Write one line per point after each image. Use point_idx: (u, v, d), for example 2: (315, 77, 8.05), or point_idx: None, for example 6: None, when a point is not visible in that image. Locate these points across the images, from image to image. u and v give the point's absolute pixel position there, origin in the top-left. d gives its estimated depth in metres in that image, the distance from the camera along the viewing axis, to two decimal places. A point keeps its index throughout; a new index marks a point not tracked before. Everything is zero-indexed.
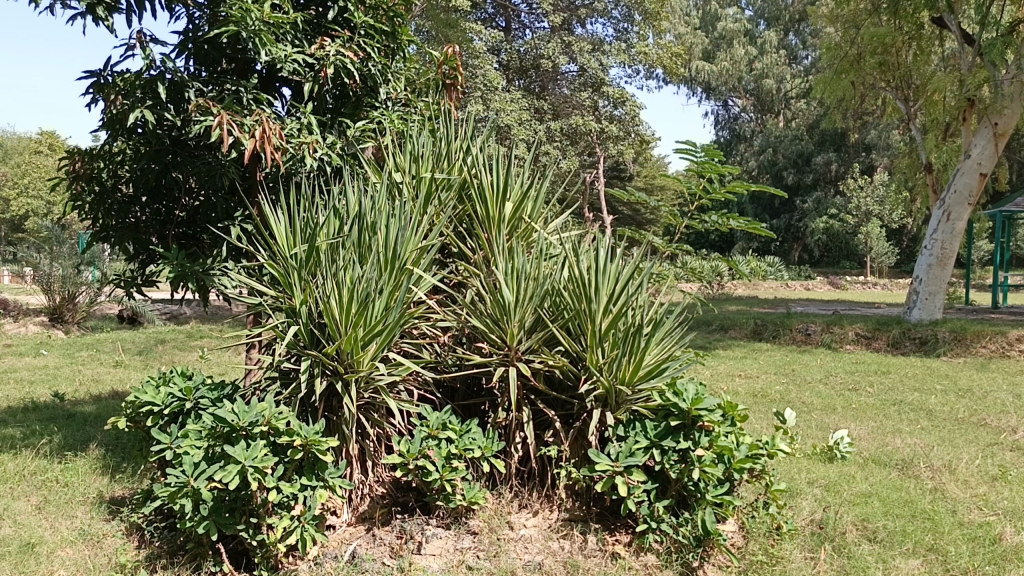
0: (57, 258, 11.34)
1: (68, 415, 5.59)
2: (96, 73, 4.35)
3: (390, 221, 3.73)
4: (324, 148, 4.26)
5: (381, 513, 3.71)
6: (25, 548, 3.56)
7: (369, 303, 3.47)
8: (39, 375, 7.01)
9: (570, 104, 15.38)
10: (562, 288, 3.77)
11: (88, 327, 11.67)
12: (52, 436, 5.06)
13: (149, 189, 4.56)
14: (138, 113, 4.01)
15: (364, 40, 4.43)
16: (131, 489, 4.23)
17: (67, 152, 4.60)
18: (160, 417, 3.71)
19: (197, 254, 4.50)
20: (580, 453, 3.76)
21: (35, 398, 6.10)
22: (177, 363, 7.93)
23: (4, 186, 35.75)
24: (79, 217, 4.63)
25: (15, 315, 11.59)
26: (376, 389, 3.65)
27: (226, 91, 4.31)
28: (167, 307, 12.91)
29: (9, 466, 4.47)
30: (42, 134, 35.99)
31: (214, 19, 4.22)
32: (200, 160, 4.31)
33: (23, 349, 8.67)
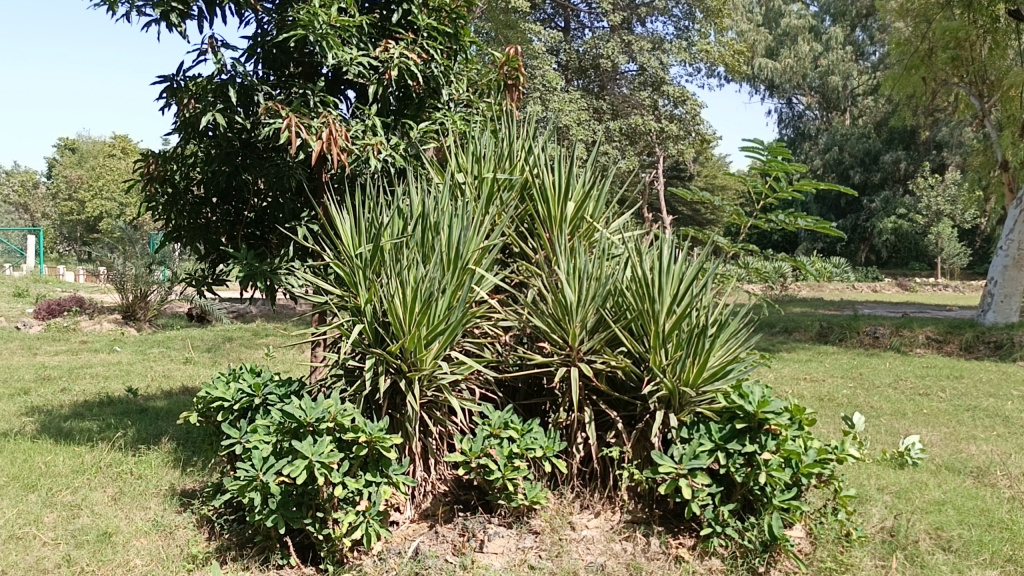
0: (130, 258, 11.76)
1: (141, 410, 5.76)
2: (170, 78, 4.48)
3: (453, 221, 3.76)
4: (388, 149, 4.30)
5: (443, 511, 3.73)
6: (103, 537, 3.68)
7: (432, 301, 3.52)
8: (113, 371, 7.24)
9: (629, 103, 15.22)
10: (625, 289, 3.75)
11: (160, 324, 11.99)
12: (127, 429, 5.22)
13: (220, 191, 4.67)
14: (210, 116, 4.14)
15: (428, 42, 4.45)
16: (202, 482, 4.33)
17: (141, 154, 4.76)
18: (231, 412, 3.85)
19: (265, 253, 4.59)
20: (643, 455, 3.72)
21: (110, 392, 6.30)
22: (244, 361, 8.09)
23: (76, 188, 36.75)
24: (153, 218, 4.80)
25: (90, 313, 11.92)
26: (438, 388, 3.69)
27: (294, 94, 4.38)
28: (234, 305, 13.22)
29: (86, 458, 4.63)
30: (116, 139, 37.27)
31: (282, 24, 4.30)
32: (268, 162, 4.39)
33: (98, 346, 8.96)
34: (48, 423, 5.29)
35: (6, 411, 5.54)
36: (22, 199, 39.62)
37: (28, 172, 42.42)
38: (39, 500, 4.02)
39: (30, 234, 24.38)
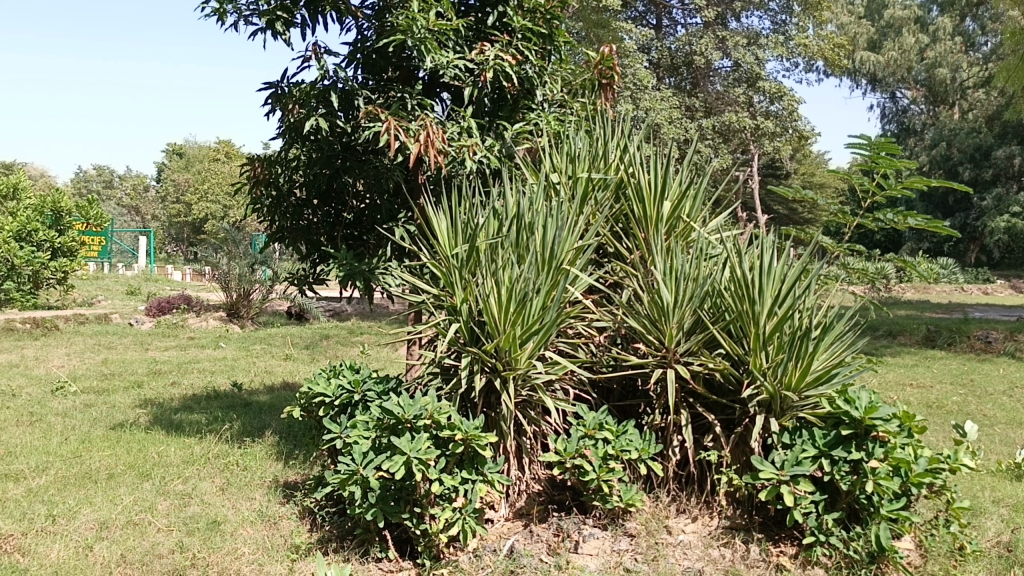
0: (234, 258, 12.25)
1: (246, 404, 5.99)
2: (275, 85, 4.65)
3: (548, 221, 3.76)
4: (484, 151, 4.34)
5: (538, 510, 3.74)
6: (213, 525, 3.84)
7: (527, 301, 3.54)
8: (219, 366, 7.57)
9: (723, 101, 14.97)
10: (723, 290, 3.68)
11: (261, 321, 12.44)
12: (233, 422, 5.44)
13: (320, 193, 4.80)
14: (313, 121, 4.27)
15: (522, 44, 4.47)
16: (303, 475, 4.48)
17: (248, 158, 4.94)
18: (332, 408, 3.95)
19: (363, 253, 4.68)
20: (742, 461, 3.64)
21: (217, 387, 6.58)
22: (340, 358, 8.31)
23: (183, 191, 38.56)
24: (258, 219, 4.99)
25: (197, 310, 12.47)
26: (532, 387, 3.71)
27: (392, 98, 4.47)
28: (331, 304, 13.62)
29: (196, 449, 4.85)
30: (219, 144, 38.94)
31: (381, 30, 4.40)
32: (367, 165, 4.50)
33: (205, 342, 9.37)
34: (160, 415, 5.56)
35: (123, 403, 5.85)
36: (134, 203, 41.82)
37: (139, 177, 44.74)
38: (154, 489, 4.22)
39: (143, 235, 25.77)
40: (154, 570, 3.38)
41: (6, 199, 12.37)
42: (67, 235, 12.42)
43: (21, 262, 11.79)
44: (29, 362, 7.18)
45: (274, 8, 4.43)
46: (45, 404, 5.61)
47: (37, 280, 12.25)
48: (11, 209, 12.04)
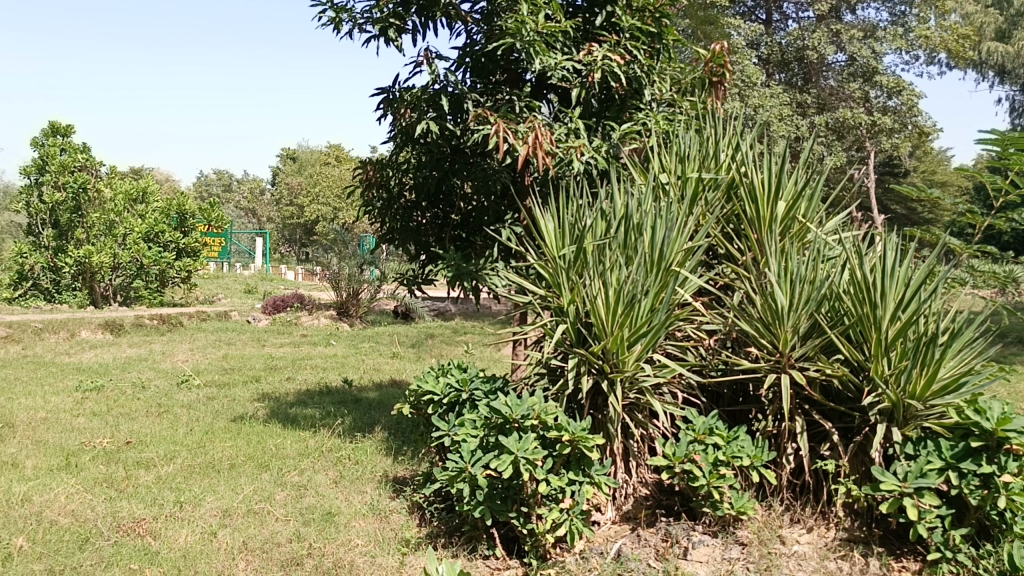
0: (344, 259, 12.64)
1: (356, 400, 6.17)
2: (387, 90, 4.78)
3: (657, 222, 3.72)
4: (591, 151, 4.32)
5: (645, 514, 3.70)
6: (327, 516, 3.98)
7: (635, 303, 3.51)
8: (330, 363, 7.83)
9: (837, 96, 14.45)
10: (842, 293, 3.55)
11: (369, 320, 12.78)
12: (344, 418, 5.61)
13: (429, 196, 4.89)
14: (424, 124, 4.36)
15: (631, 43, 4.43)
16: (412, 470, 4.58)
17: (360, 162, 5.09)
18: (440, 406, 4.03)
19: (470, 253, 4.73)
20: (861, 471, 3.50)
21: (329, 383, 6.81)
22: (446, 357, 8.44)
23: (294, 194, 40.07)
24: (369, 221, 5.13)
25: (309, 308, 12.93)
26: (640, 390, 3.67)
27: (500, 101, 4.51)
28: (435, 304, 13.87)
29: (311, 442, 5.03)
30: (329, 147, 40.28)
31: (490, 34, 4.46)
32: (475, 167, 4.56)
33: (317, 340, 9.71)
34: (276, 409, 5.80)
35: (242, 396, 6.12)
36: (250, 205, 43.77)
37: (255, 181, 46.80)
38: (272, 479, 4.40)
39: (259, 237, 26.92)
40: (273, 557, 3.52)
41: (136, 203, 12.75)
42: (191, 236, 13.13)
43: (149, 262, 12.50)
44: (157, 356, 7.61)
45: (387, 16, 4.57)
46: (172, 396, 5.93)
47: (163, 279, 12.98)
48: (140, 212, 12.80)
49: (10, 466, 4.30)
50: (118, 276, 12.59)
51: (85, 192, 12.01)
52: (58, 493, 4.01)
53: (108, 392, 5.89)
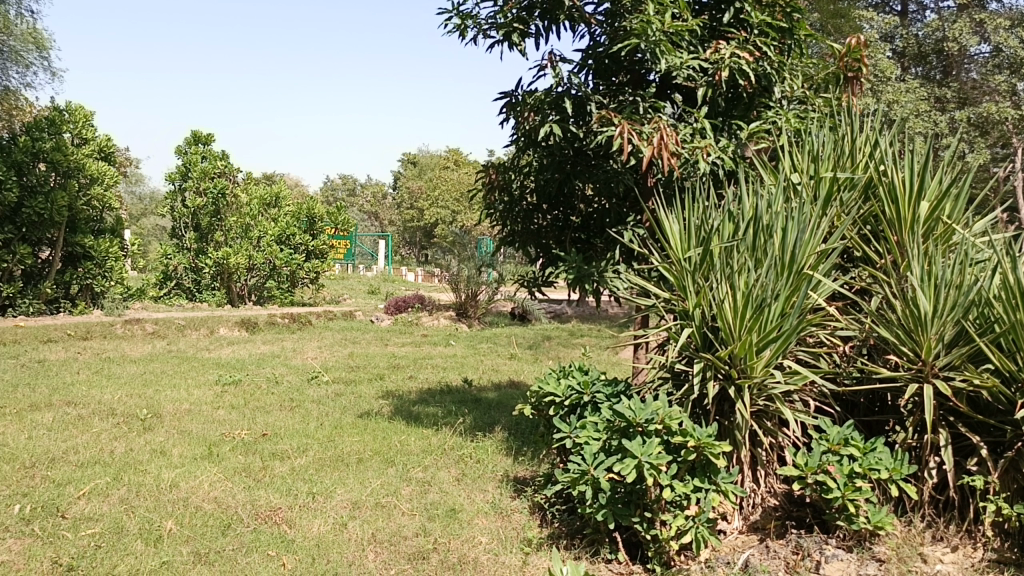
0: (463, 260, 12.86)
1: (476, 400, 6.27)
2: (510, 94, 4.83)
3: (789, 223, 3.59)
4: (718, 151, 4.23)
5: (775, 525, 3.60)
6: (450, 513, 4.05)
7: (765, 307, 3.41)
8: (450, 362, 7.99)
9: (980, 90, 13.62)
10: (993, 299, 3.33)
11: (487, 321, 12.97)
12: (465, 417, 5.71)
13: (550, 198, 4.91)
14: (547, 127, 4.38)
15: (761, 39, 4.30)
16: (532, 471, 4.61)
17: (483, 165, 5.17)
18: (561, 407, 4.02)
19: (591, 256, 4.72)
20: (1012, 488, 3.27)
21: (450, 382, 6.95)
22: (563, 359, 8.46)
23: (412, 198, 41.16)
24: (491, 223, 5.20)
25: (429, 309, 13.24)
26: (769, 397, 3.56)
27: (624, 103, 4.48)
28: (551, 306, 13.93)
29: (434, 440, 5.14)
30: (447, 152, 41.15)
31: (615, 35, 4.44)
32: (598, 170, 4.54)
33: (436, 340, 9.93)
34: (400, 406, 5.96)
35: (368, 393, 6.32)
36: (373, 209, 45.27)
37: (377, 185, 48.36)
38: (397, 475, 4.52)
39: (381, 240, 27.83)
40: (400, 551, 3.62)
41: (269, 207, 13.64)
42: (319, 239, 13.74)
43: (281, 263, 13.22)
44: (289, 353, 7.98)
45: (511, 21, 4.63)
46: (302, 392, 6.20)
47: (293, 280, 13.61)
48: (272, 216, 13.48)
49: (159, 453, 4.61)
50: (253, 277, 13.28)
51: (224, 198, 12.78)
52: (202, 480, 4.25)
53: (244, 387, 6.22)
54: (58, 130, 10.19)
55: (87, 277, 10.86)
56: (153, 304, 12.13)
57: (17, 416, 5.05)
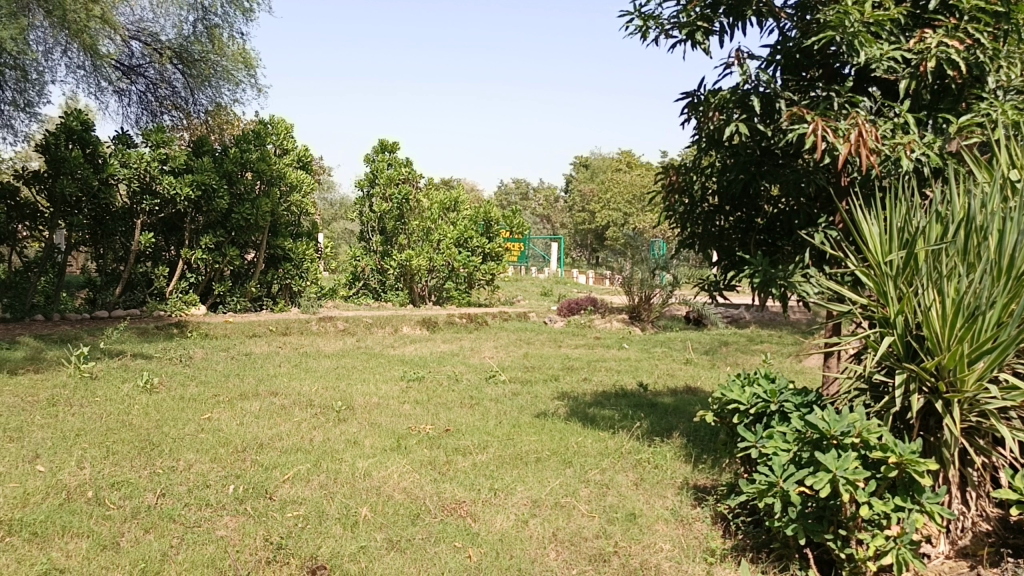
0: (637, 262, 12.75)
1: (652, 404, 6.20)
2: (692, 94, 4.75)
3: (1009, 224, 3.27)
4: (923, 147, 3.94)
5: (987, 552, 3.32)
6: (630, 517, 4.03)
7: (979, 316, 3.14)
8: (624, 365, 7.96)
9: None
10: None
11: (660, 325, 12.79)
12: (642, 421, 5.66)
13: (733, 199, 4.77)
14: (734, 126, 4.26)
15: (973, 26, 3.97)
16: (713, 480, 4.50)
17: (662, 167, 5.10)
18: (745, 416, 3.91)
19: (777, 259, 4.48)
20: None
21: (624, 385, 6.92)
22: (743, 366, 8.20)
23: (581, 200, 41.30)
24: (670, 226, 5.12)
25: (602, 311, 13.26)
26: (983, 413, 3.27)
27: (817, 99, 4.28)
28: (728, 311, 13.55)
29: (611, 443, 5.14)
30: (618, 155, 40.97)
31: (807, 28, 4.26)
32: (786, 170, 4.36)
33: (609, 342, 9.92)
34: (575, 408, 6.00)
35: (544, 393, 6.41)
36: (546, 212, 45.70)
37: (550, 188, 48.81)
38: (576, 476, 4.56)
39: (553, 242, 28.10)
40: (582, 551, 3.64)
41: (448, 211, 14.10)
42: (494, 242, 14.11)
43: (460, 265, 13.66)
44: (466, 352, 8.25)
45: (694, 20, 4.55)
46: (481, 390, 6.39)
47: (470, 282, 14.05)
48: (451, 219, 13.97)
49: (353, 443, 4.90)
50: (433, 278, 13.78)
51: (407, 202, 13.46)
52: (392, 471, 4.48)
53: (427, 383, 6.50)
54: (262, 141, 11.06)
55: (285, 278, 11.78)
56: (343, 304, 12.89)
57: (230, 404, 5.55)
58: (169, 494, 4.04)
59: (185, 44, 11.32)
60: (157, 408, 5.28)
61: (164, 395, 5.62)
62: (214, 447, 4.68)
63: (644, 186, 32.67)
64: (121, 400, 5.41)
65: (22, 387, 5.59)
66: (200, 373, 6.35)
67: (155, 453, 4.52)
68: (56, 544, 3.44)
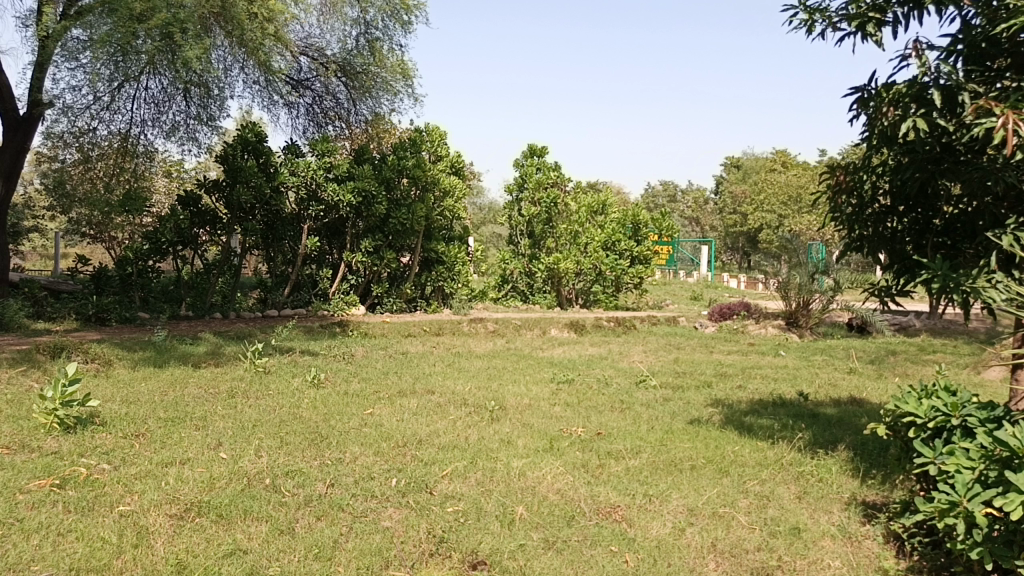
0: (795, 266, 12.12)
1: (813, 415, 5.94)
2: (862, 89, 4.52)
3: None
4: None
5: None
6: (794, 531, 3.87)
7: None
8: (781, 374, 7.66)
9: None
10: None
11: (819, 332, 12.24)
12: (803, 432, 5.43)
13: (908, 200, 4.49)
14: (910, 122, 4.01)
15: None
16: (884, 497, 4.26)
17: (829, 167, 4.88)
18: (922, 430, 3.69)
19: (960, 263, 4.17)
20: None
21: (783, 394, 6.67)
22: (913, 377, 7.69)
23: (729, 202, 40.09)
24: (837, 228, 4.89)
25: (756, 316, 12.85)
26: None
27: (1007, 90, 3.96)
28: (895, 319, 12.76)
29: (770, 453, 4.97)
30: (772, 156, 39.48)
31: (995, 15, 3.95)
32: (969, 168, 4.05)
33: (764, 349, 9.58)
34: (731, 416, 5.84)
35: (697, 400, 6.29)
36: (696, 214, 44.52)
37: (700, 190, 47.49)
38: (734, 485, 4.43)
39: (703, 245, 27.36)
40: (743, 563, 3.54)
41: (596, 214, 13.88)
42: (644, 244, 13.79)
43: (607, 269, 13.60)
44: (616, 356, 8.21)
45: (865, 11, 4.34)
46: (632, 395, 6.34)
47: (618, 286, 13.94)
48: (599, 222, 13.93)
49: (507, 442, 4.99)
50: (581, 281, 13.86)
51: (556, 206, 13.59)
52: (546, 472, 4.52)
53: (577, 386, 6.52)
54: (418, 149, 11.46)
55: (438, 280, 12.15)
56: (492, 306, 13.49)
57: (390, 400, 5.78)
58: (338, 484, 4.26)
59: (348, 58, 11.94)
60: (324, 403, 5.59)
61: (329, 390, 5.93)
62: (377, 441, 4.89)
63: (801, 187, 31.25)
64: (291, 394, 5.76)
65: (205, 379, 6.05)
66: (362, 370, 6.66)
67: (324, 445, 4.78)
68: (239, 526, 3.70)
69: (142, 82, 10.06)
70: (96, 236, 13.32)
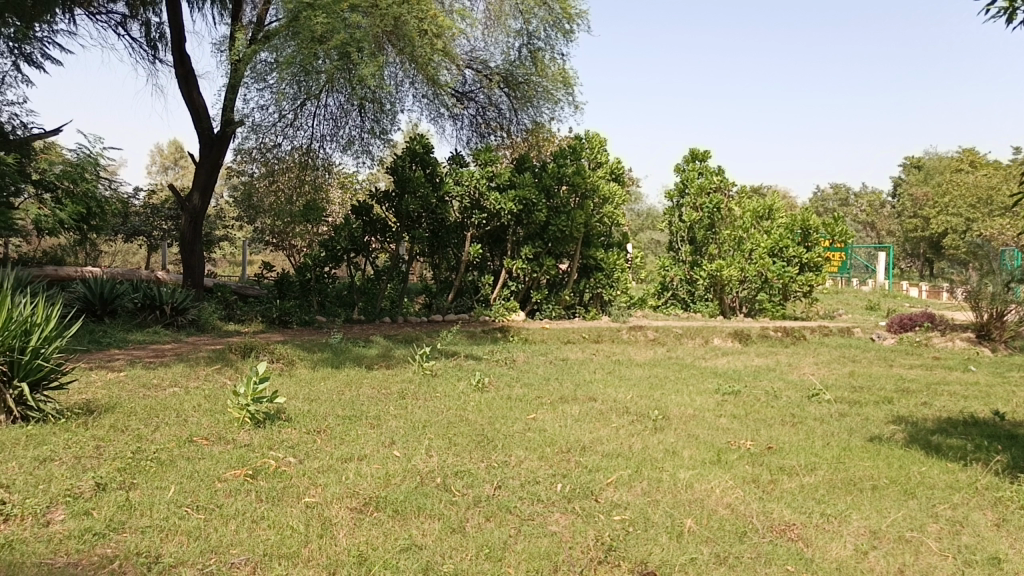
0: (986, 276, 11.35)
1: (1012, 436, 5.44)
2: None
3: None
4: None
5: None
6: (993, 561, 3.56)
7: None
8: (972, 391, 7.07)
9: None
10: None
11: (1016, 346, 11.14)
12: (1001, 454, 4.99)
13: None
14: None
15: None
16: None
17: None
18: None
19: None
20: None
21: (975, 413, 6.15)
22: None
23: (906, 206, 37.43)
24: None
25: (941, 327, 11.93)
26: None
27: None
28: None
29: (963, 476, 4.60)
30: (959, 155, 36.53)
31: None
32: None
33: (951, 363, 8.88)
34: (916, 434, 5.45)
35: (876, 417, 5.93)
36: (869, 218, 41.85)
37: (874, 193, 44.62)
38: (922, 509, 4.14)
39: (881, 252, 25.63)
40: None
41: (761, 220, 13.51)
42: (813, 251, 13.18)
43: (774, 276, 13.07)
44: (784, 367, 7.88)
45: None
46: (804, 408, 6.07)
47: (785, 293, 13.29)
48: (765, 228, 13.42)
49: (672, 453, 4.91)
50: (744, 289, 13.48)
51: (719, 211, 13.25)
52: (715, 484, 4.41)
53: (745, 398, 6.31)
54: (577, 156, 11.53)
55: (597, 287, 12.12)
56: (652, 313, 13.37)
57: (553, 406, 5.84)
58: (505, 487, 4.34)
59: (511, 69, 12.22)
60: (489, 406, 5.72)
61: (493, 394, 6.06)
62: (541, 446, 4.95)
63: (992, 188, 28.69)
64: (457, 397, 5.95)
65: (377, 381, 6.36)
66: (524, 375, 6.77)
67: (490, 448, 4.89)
68: (413, 522, 3.84)
69: (321, 100, 10.74)
70: (280, 244, 14.35)
